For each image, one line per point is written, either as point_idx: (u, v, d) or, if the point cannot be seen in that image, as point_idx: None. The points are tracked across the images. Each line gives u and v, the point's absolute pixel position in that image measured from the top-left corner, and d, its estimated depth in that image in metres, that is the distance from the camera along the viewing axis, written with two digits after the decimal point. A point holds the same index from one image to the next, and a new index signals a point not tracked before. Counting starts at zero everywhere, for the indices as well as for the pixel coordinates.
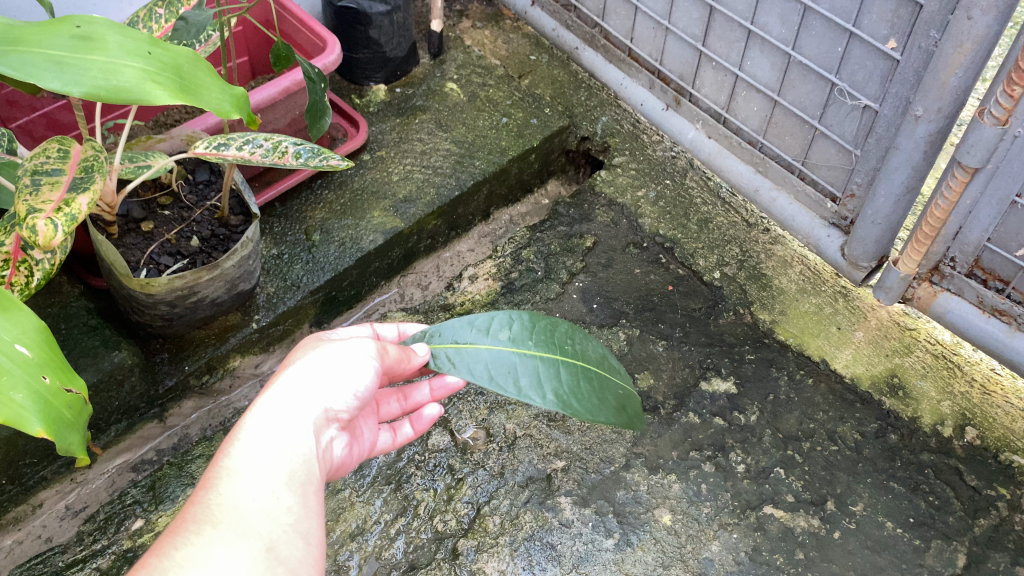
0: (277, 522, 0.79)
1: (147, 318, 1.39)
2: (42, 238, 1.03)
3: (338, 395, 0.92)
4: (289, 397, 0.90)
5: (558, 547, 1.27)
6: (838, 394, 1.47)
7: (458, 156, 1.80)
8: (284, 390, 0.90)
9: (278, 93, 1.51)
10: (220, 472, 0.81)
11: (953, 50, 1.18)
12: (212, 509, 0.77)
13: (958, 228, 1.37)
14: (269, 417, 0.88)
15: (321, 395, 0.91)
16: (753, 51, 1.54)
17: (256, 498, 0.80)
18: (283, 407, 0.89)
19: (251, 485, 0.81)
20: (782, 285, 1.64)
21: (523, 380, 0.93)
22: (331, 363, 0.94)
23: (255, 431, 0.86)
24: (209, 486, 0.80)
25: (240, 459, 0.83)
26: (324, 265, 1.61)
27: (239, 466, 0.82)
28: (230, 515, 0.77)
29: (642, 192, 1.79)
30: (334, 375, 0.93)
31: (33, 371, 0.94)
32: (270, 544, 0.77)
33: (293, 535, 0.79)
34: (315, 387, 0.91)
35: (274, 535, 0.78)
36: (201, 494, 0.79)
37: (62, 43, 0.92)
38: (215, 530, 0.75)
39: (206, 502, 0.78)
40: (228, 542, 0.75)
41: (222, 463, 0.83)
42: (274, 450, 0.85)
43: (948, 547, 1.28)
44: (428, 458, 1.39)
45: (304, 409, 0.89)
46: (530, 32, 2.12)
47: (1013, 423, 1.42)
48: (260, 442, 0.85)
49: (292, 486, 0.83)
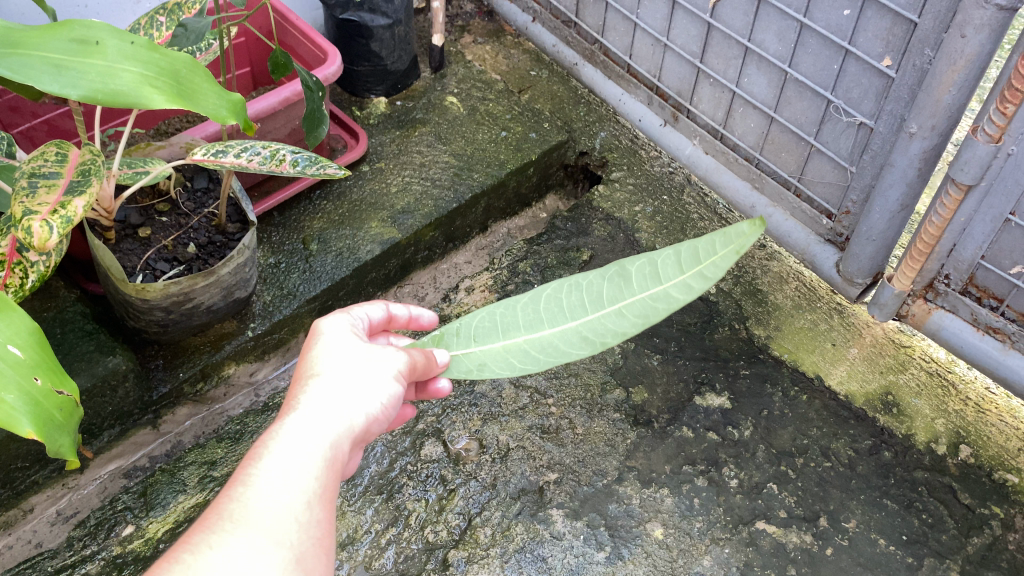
0: (308, 532, 0.75)
1: (142, 324, 1.39)
2: (37, 240, 1.04)
3: (371, 403, 0.88)
4: (327, 398, 0.86)
5: (549, 560, 1.27)
6: (832, 411, 1.46)
7: (457, 168, 1.82)
8: (327, 391, 0.87)
9: (278, 103, 1.54)
10: (255, 469, 0.77)
11: (946, 68, 1.19)
12: (247, 509, 0.73)
13: (952, 246, 1.37)
14: (313, 416, 0.84)
15: (360, 400, 0.87)
16: (751, 68, 1.56)
17: (292, 503, 0.76)
18: (319, 408, 0.85)
19: (286, 489, 0.77)
20: (778, 301, 1.64)
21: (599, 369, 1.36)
22: (364, 368, 0.91)
23: (298, 428, 0.82)
24: (243, 483, 0.76)
25: (275, 458, 0.79)
26: (321, 274, 1.61)
27: (276, 466, 0.78)
28: (264, 518, 0.74)
29: (639, 207, 1.80)
30: (368, 382, 0.90)
31: (24, 373, 0.95)
32: (301, 555, 0.73)
33: (322, 547, 0.76)
34: (349, 389, 0.88)
35: (304, 546, 0.74)
36: (234, 492, 0.75)
37: (62, 46, 0.94)
38: (248, 532, 0.72)
39: (241, 500, 0.74)
40: (261, 547, 0.71)
41: (256, 459, 0.79)
42: (314, 451, 0.81)
43: (940, 565, 1.28)
44: (420, 468, 1.38)
45: (341, 412, 0.85)
46: (530, 47, 2.14)
47: (1007, 442, 1.42)
48: (297, 442, 0.81)
49: (325, 494, 0.79)
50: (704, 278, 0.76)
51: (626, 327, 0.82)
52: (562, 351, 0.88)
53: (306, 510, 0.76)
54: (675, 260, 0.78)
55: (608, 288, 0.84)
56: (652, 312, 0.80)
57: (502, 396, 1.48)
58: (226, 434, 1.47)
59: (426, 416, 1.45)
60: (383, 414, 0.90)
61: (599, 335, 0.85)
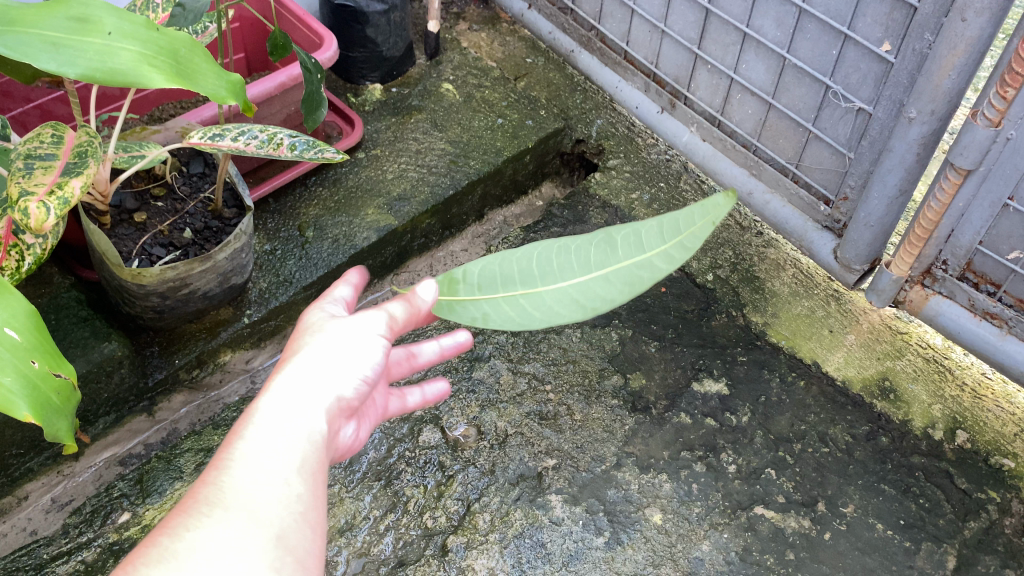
0: (288, 510, 0.72)
1: (138, 310, 1.38)
2: (34, 221, 1.03)
3: (354, 377, 0.83)
4: (304, 376, 0.82)
5: (547, 545, 1.26)
6: (829, 397, 1.47)
7: (452, 155, 1.81)
8: (305, 366, 0.82)
9: (274, 88, 1.52)
10: (231, 452, 0.74)
11: (946, 53, 1.19)
12: (223, 491, 0.70)
13: (950, 231, 1.37)
14: (289, 396, 0.80)
15: (340, 373, 0.83)
16: (749, 54, 1.55)
17: (269, 482, 0.73)
18: (298, 385, 0.81)
19: (263, 466, 0.73)
20: (775, 288, 1.64)
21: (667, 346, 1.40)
22: (343, 338, 0.86)
23: (274, 408, 0.78)
24: (220, 467, 0.73)
25: (252, 439, 0.75)
26: (317, 261, 1.60)
27: (254, 446, 0.75)
28: (241, 499, 0.70)
29: (636, 194, 1.80)
30: (348, 352, 0.85)
31: (21, 356, 0.94)
32: (282, 532, 0.70)
33: (306, 523, 0.73)
34: (331, 361, 0.83)
35: (286, 524, 0.71)
36: (211, 476, 0.72)
37: (58, 24, 0.93)
38: (226, 513, 0.69)
39: (217, 483, 0.71)
40: (239, 529, 0.68)
41: (232, 443, 0.75)
42: (291, 429, 0.77)
43: (938, 549, 1.28)
44: (419, 454, 1.38)
45: (320, 388, 0.81)
46: (526, 35, 2.13)
47: (1004, 427, 1.43)
48: (274, 422, 0.77)
49: (309, 471, 0.76)
50: (685, 248, 0.78)
51: (616, 289, 0.81)
52: (555, 312, 0.84)
53: (286, 489, 0.73)
54: (658, 231, 0.80)
55: (597, 252, 0.83)
56: (638, 282, 0.79)
57: (500, 382, 1.47)
58: (222, 421, 1.46)
59: None
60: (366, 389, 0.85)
61: (592, 295, 0.83)
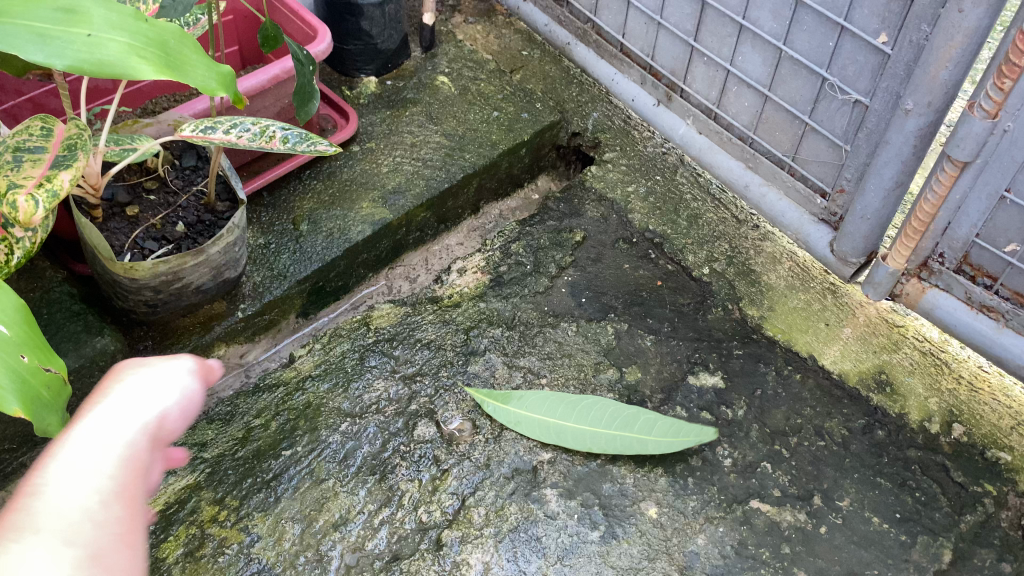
0: (105, 529, 0.68)
1: (130, 304, 1.37)
2: (22, 215, 1.02)
3: (161, 408, 0.81)
4: (112, 405, 0.78)
5: (543, 539, 1.26)
6: (825, 390, 1.46)
7: (448, 149, 1.80)
8: (112, 404, 0.78)
9: (267, 81, 1.51)
10: (38, 478, 0.68)
11: (943, 44, 1.18)
12: (34, 515, 0.65)
13: (947, 224, 1.37)
14: (99, 428, 0.75)
15: (153, 398, 0.81)
16: (745, 46, 1.54)
17: (78, 500, 0.68)
18: (106, 419, 0.77)
19: (76, 487, 0.69)
20: (771, 281, 1.64)
21: (635, 426, 1.34)
22: (147, 379, 0.83)
23: (80, 439, 0.73)
24: (28, 492, 0.67)
25: (61, 463, 0.71)
26: (312, 255, 1.59)
27: (60, 471, 0.70)
28: (54, 520, 0.66)
29: (632, 187, 1.79)
30: (152, 392, 0.82)
31: (11, 350, 0.93)
32: (97, 551, 0.66)
33: (125, 542, 0.68)
34: (136, 402, 0.80)
35: (99, 544, 0.66)
36: (18, 502, 0.66)
37: (46, 15, 0.92)
38: (35, 536, 0.64)
39: (24, 508, 0.65)
40: (54, 547, 0.64)
41: (38, 468, 0.70)
42: (97, 453, 0.73)
43: (934, 542, 1.28)
44: (413, 449, 1.37)
45: (125, 421, 0.77)
46: (522, 27, 2.12)
47: (1000, 420, 1.42)
48: (83, 450, 0.73)
49: (124, 493, 0.71)
50: None
51: None
52: None
53: (102, 509, 0.69)
54: None
55: None
56: None
57: (495, 376, 1.46)
58: (216, 416, 1.46)
59: (419, 397, 1.44)
60: (181, 409, 0.83)
61: None
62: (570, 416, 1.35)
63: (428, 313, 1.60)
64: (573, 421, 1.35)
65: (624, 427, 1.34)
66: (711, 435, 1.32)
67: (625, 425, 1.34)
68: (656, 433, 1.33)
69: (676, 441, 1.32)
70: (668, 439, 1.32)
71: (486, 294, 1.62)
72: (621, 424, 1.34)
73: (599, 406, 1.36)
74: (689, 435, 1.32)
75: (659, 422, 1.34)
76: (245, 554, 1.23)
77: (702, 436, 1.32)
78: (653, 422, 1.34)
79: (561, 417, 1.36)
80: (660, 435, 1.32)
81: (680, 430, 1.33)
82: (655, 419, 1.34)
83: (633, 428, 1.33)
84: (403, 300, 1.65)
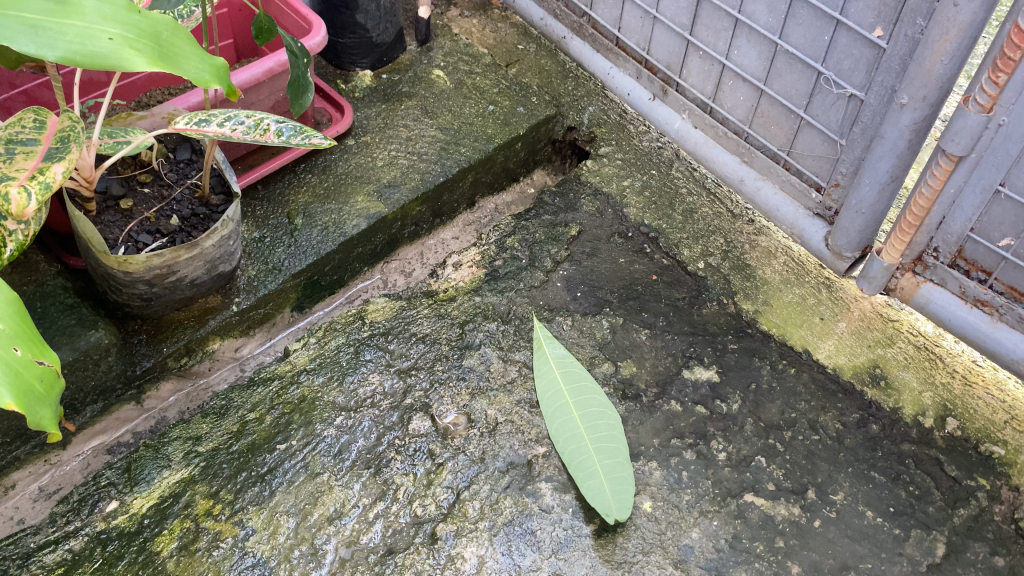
0: None
1: (124, 298, 1.37)
2: (15, 207, 1.01)
3: None
4: None
5: (537, 533, 1.26)
6: (820, 384, 1.46)
7: (443, 142, 1.79)
8: None
9: (262, 74, 1.50)
10: None
11: (939, 38, 1.18)
12: None
13: (941, 218, 1.37)
14: None
15: None
16: (741, 40, 1.54)
17: None
18: None
19: None
20: (766, 276, 1.64)
21: (605, 461, 1.29)
22: None
23: None
24: None
25: None
26: (306, 249, 1.59)
27: None
28: None
29: (628, 181, 1.79)
30: None
31: (4, 343, 0.93)
32: None
33: None
34: None
35: None
36: None
37: (38, 6, 0.91)
38: None
39: None
40: None
41: None
42: None
43: (927, 536, 1.28)
44: (408, 442, 1.36)
45: None
46: (518, 21, 2.12)
47: (994, 414, 1.43)
48: None
49: None
50: None
51: None
52: None
53: None
54: None
55: None
56: None
57: (490, 370, 1.47)
58: (211, 410, 1.46)
59: (414, 391, 1.44)
60: None
61: None
62: (578, 405, 1.35)
63: (423, 307, 1.60)
64: (576, 412, 1.34)
65: (599, 454, 1.29)
66: (609, 519, 1.24)
67: (601, 455, 1.29)
68: (606, 479, 1.27)
69: (595, 496, 1.25)
70: (601, 488, 1.26)
71: (481, 288, 1.61)
72: (600, 450, 1.30)
73: (605, 426, 1.33)
74: (612, 501, 1.25)
75: (620, 478, 1.27)
76: (239, 547, 1.23)
77: (606, 511, 1.24)
78: (616, 474, 1.28)
79: (574, 401, 1.36)
80: (602, 483, 1.26)
81: (616, 494, 1.26)
82: (619, 475, 1.28)
83: (602, 462, 1.29)
84: (398, 294, 1.65)
